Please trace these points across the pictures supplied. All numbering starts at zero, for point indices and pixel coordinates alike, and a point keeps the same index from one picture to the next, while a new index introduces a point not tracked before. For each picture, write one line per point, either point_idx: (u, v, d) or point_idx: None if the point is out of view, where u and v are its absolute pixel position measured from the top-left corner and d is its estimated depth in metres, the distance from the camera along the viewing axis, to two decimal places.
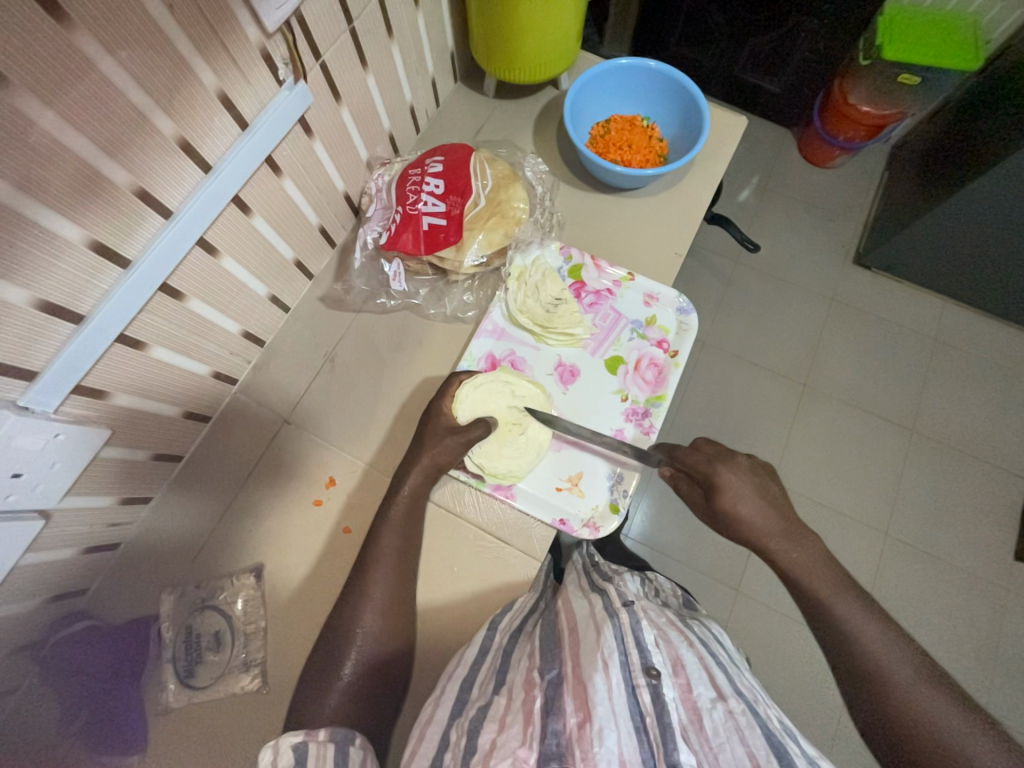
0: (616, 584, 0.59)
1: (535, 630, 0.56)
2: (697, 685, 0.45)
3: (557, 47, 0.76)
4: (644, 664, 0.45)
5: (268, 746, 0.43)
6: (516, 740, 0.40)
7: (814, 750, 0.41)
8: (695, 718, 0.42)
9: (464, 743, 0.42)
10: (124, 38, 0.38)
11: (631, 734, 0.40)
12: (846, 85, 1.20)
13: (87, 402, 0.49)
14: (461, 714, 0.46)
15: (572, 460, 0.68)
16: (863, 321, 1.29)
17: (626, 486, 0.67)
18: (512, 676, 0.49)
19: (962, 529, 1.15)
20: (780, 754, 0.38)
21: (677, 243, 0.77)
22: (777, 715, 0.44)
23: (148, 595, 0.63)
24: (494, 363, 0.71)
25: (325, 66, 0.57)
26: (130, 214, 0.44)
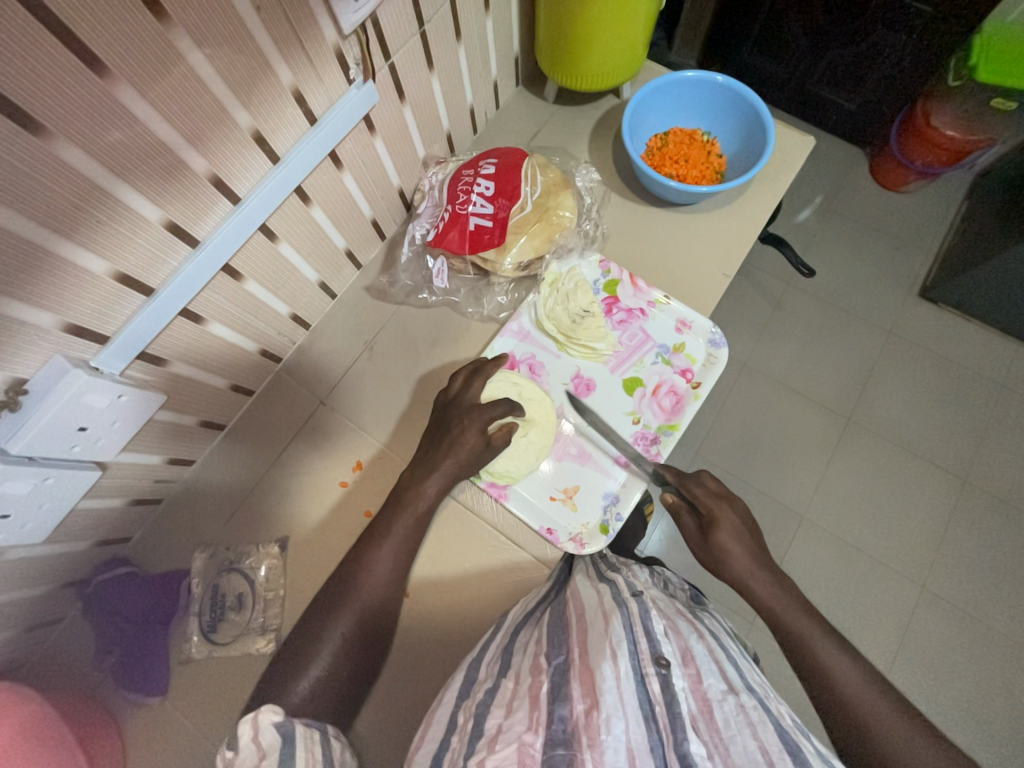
0: (626, 576, 0.60)
1: (546, 617, 0.56)
2: (706, 677, 0.46)
3: (622, 56, 0.75)
4: (653, 654, 0.45)
5: (246, 721, 0.44)
6: (519, 722, 0.41)
7: (828, 750, 0.40)
8: (704, 709, 0.42)
9: (471, 727, 0.42)
10: (213, 35, 0.41)
11: (640, 721, 0.40)
12: (930, 107, 1.13)
13: (148, 367, 0.53)
14: (468, 697, 0.48)
15: (570, 472, 0.68)
16: (922, 358, 1.22)
17: (620, 509, 0.67)
18: (518, 662, 0.50)
19: (1010, 595, 1.07)
20: (795, 752, 0.38)
21: (725, 264, 0.75)
22: (789, 713, 0.44)
23: (181, 552, 0.67)
24: (513, 363, 0.72)
25: (393, 67, 0.59)
26: (203, 198, 0.48)
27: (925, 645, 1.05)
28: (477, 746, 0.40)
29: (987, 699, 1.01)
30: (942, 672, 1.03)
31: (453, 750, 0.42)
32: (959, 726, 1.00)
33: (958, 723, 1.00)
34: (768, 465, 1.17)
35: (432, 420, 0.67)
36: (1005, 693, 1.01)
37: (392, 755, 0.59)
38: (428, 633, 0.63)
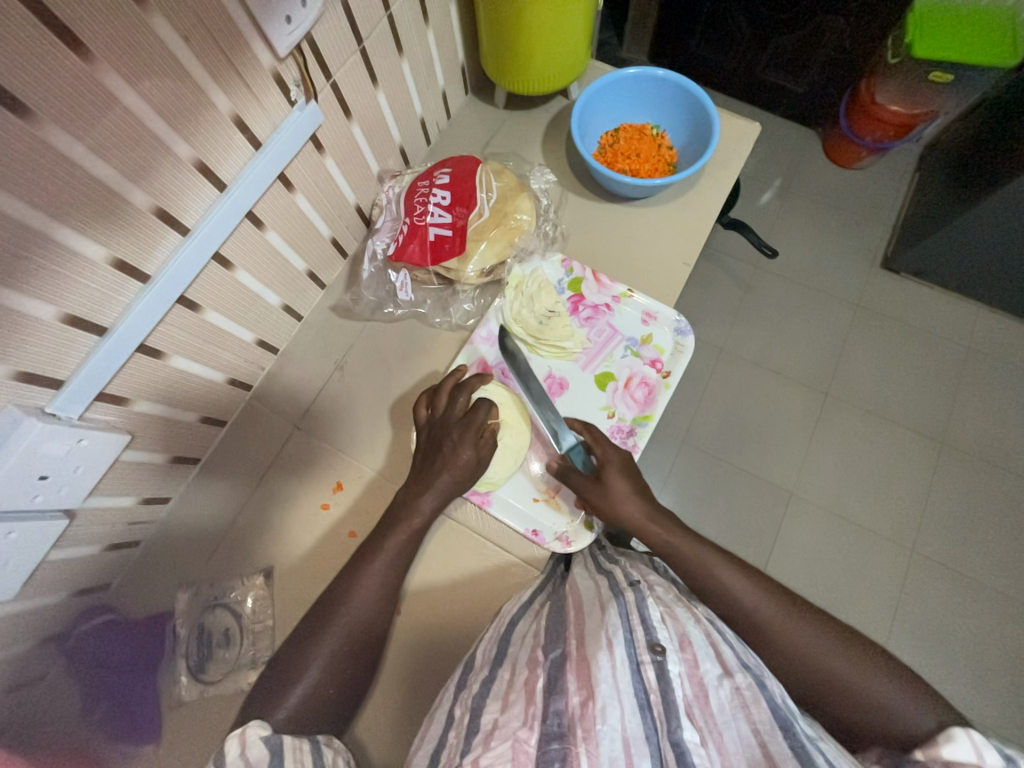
0: (623, 567, 0.60)
1: (546, 612, 0.56)
2: (703, 662, 0.45)
3: (565, 58, 0.76)
4: (648, 641, 0.45)
5: (236, 737, 0.45)
6: (517, 719, 0.41)
7: (814, 731, 0.42)
8: (700, 693, 0.43)
9: (469, 720, 0.43)
10: (142, 69, 0.41)
11: (635, 709, 0.40)
12: (874, 85, 1.17)
13: (112, 408, 0.52)
14: (464, 692, 0.49)
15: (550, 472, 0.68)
16: (888, 327, 1.25)
17: None
18: (514, 652, 0.51)
19: (994, 549, 1.10)
20: (785, 725, 0.39)
21: (685, 253, 0.77)
22: (782, 691, 0.44)
23: (164, 593, 0.65)
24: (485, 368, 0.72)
25: (336, 85, 0.59)
26: (149, 232, 0.47)
27: (917, 606, 1.07)
28: (473, 743, 0.41)
29: (980, 652, 1.04)
30: (935, 631, 1.06)
31: (450, 745, 0.43)
32: (956, 682, 1.03)
33: (955, 679, 1.03)
34: (751, 445, 1.19)
35: (421, 441, 0.66)
36: (997, 645, 1.04)
37: None
38: (422, 647, 0.63)
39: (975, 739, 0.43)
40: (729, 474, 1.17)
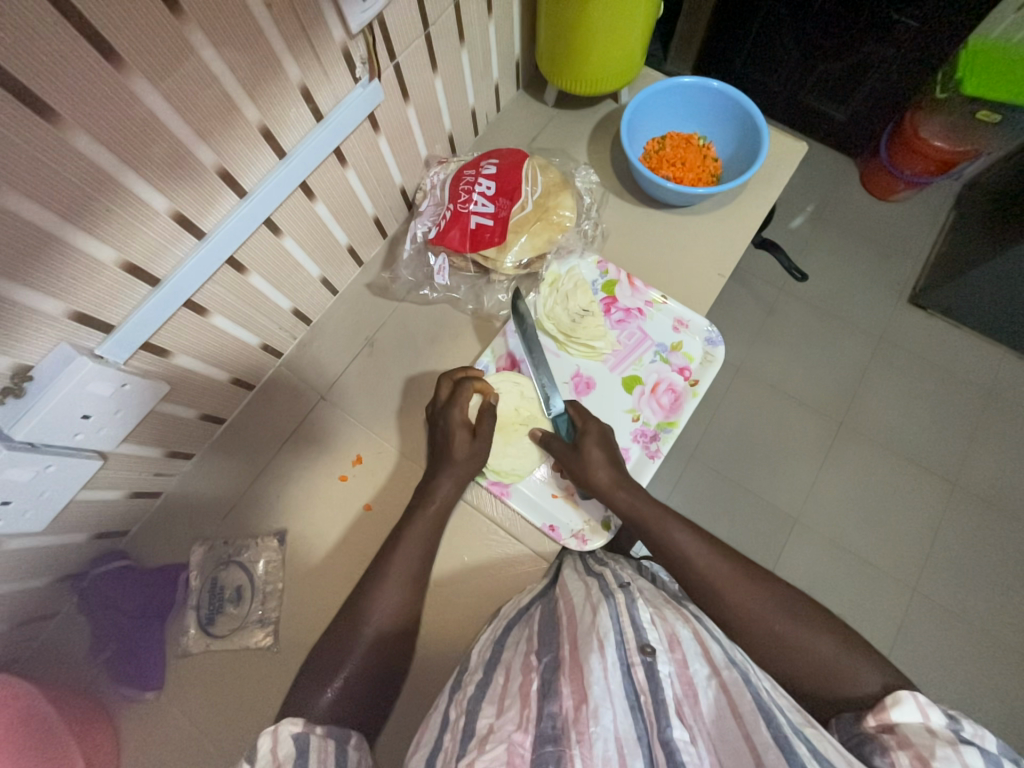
0: (613, 569, 0.60)
1: (536, 614, 0.56)
2: (693, 662, 0.46)
3: (620, 62, 0.77)
4: (639, 642, 0.46)
5: (268, 733, 0.44)
6: (511, 721, 0.41)
7: (800, 718, 0.42)
8: (689, 692, 0.43)
9: (463, 723, 0.43)
10: (226, 32, 0.42)
11: (627, 711, 0.41)
12: (918, 118, 1.17)
13: (153, 359, 0.53)
14: (459, 694, 0.48)
15: None
16: (911, 362, 1.24)
17: None
18: (510, 658, 0.50)
19: (999, 595, 1.09)
20: (768, 714, 0.40)
21: (721, 265, 0.77)
22: (769, 685, 0.45)
23: (179, 545, 0.67)
24: (513, 362, 0.72)
25: (398, 67, 0.61)
26: (210, 190, 0.48)
27: (915, 646, 1.06)
28: (468, 746, 0.40)
29: (978, 700, 1.02)
30: (935, 673, 1.04)
31: (445, 750, 0.41)
32: None
33: None
34: (762, 466, 1.18)
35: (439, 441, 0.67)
36: (994, 695, 1.02)
37: (389, 748, 0.59)
38: (427, 625, 0.63)
39: (917, 699, 0.44)
40: (738, 493, 1.16)
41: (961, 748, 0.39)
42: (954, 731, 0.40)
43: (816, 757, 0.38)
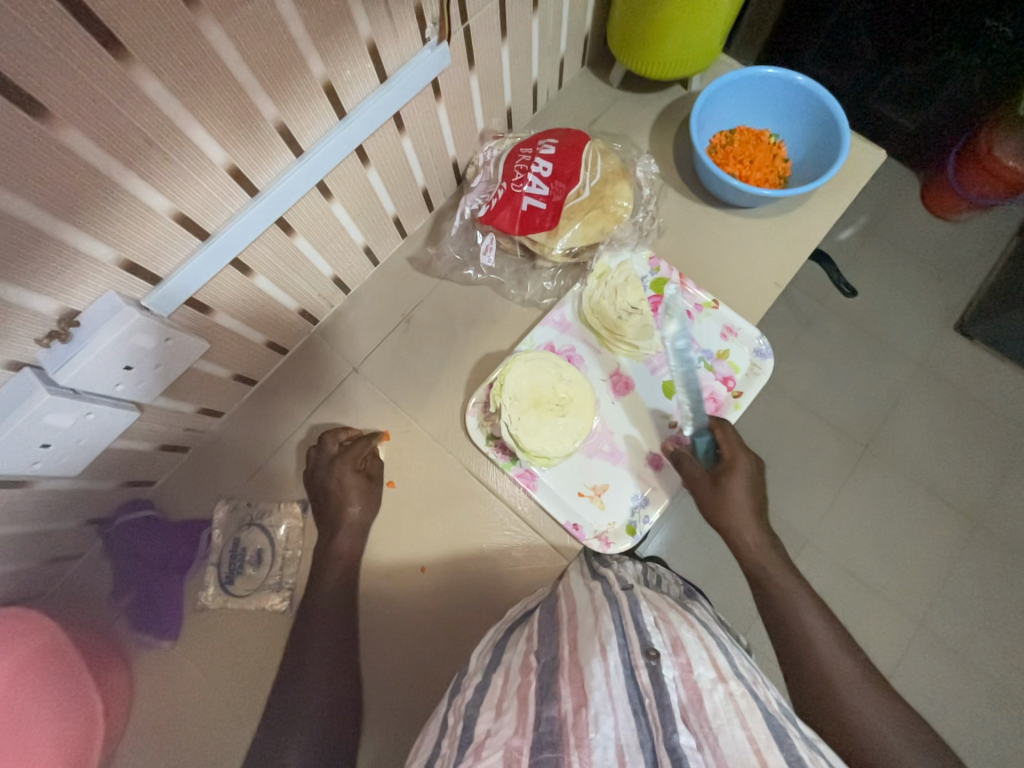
0: (616, 571, 0.59)
1: (538, 614, 0.55)
2: (697, 664, 0.43)
3: (699, 45, 0.72)
4: (643, 646, 0.44)
5: None
6: (506, 726, 0.40)
7: (813, 733, 0.39)
8: (695, 697, 0.40)
9: (460, 734, 0.42)
10: None
11: (629, 716, 0.38)
12: (994, 136, 1.11)
13: (194, 314, 0.52)
14: (458, 695, 0.48)
15: (601, 470, 0.67)
16: (953, 392, 1.19)
17: (649, 511, 0.66)
18: (509, 659, 0.49)
19: (1011, 639, 1.06)
20: (780, 738, 0.37)
21: (779, 273, 0.73)
22: (778, 700, 0.42)
23: (203, 502, 0.67)
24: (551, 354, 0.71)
25: (468, 31, 0.57)
26: (268, 146, 0.47)
27: (918, 681, 1.04)
28: (464, 754, 0.39)
29: (976, 743, 1.00)
30: (934, 708, 1.02)
31: (443, 757, 0.41)
32: None
33: None
34: (783, 482, 1.15)
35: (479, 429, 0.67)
36: (993, 739, 1.01)
37: (390, 722, 0.60)
38: (438, 607, 0.63)
39: None
40: None
41: None
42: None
43: None
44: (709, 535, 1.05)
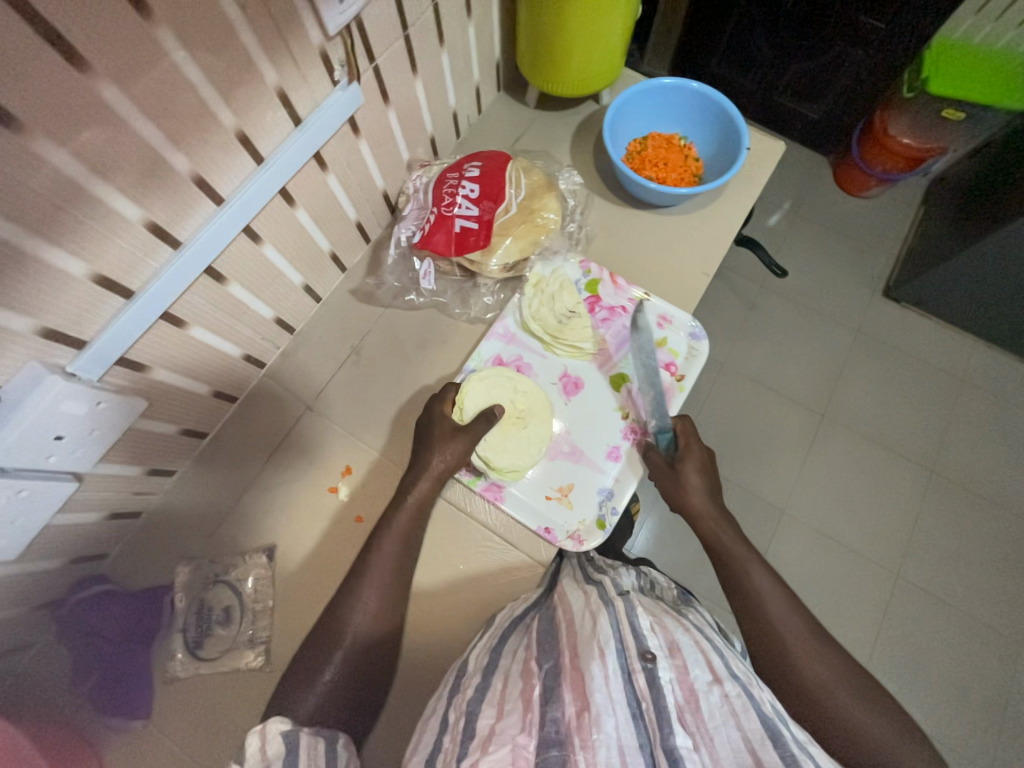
0: (611, 577, 0.59)
1: (535, 624, 0.54)
2: (693, 668, 0.44)
3: (602, 62, 0.77)
4: (640, 649, 0.44)
5: (256, 732, 0.43)
6: (512, 727, 0.39)
7: (807, 736, 0.40)
8: (690, 699, 0.41)
9: (463, 725, 0.41)
10: (203, 39, 0.41)
11: (628, 718, 0.39)
12: (887, 117, 1.20)
13: (127, 373, 0.51)
14: (460, 693, 0.47)
15: (564, 471, 0.68)
16: (887, 354, 1.27)
17: (615, 503, 0.67)
18: (506, 664, 0.49)
19: (977, 577, 1.12)
20: (775, 735, 0.37)
21: (706, 263, 0.78)
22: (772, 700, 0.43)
23: (162, 567, 0.64)
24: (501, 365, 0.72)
25: (378, 69, 0.59)
26: (187, 198, 0.47)
27: (900, 631, 1.09)
28: (469, 747, 0.39)
29: (960, 682, 1.05)
30: (919, 656, 1.07)
31: (445, 751, 0.40)
32: (938, 709, 1.03)
33: (936, 703, 1.04)
34: (749, 460, 1.20)
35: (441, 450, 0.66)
36: (975, 675, 1.05)
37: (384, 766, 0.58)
38: (421, 635, 0.62)
39: None
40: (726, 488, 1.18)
41: None
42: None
43: None
44: (686, 522, 1.08)
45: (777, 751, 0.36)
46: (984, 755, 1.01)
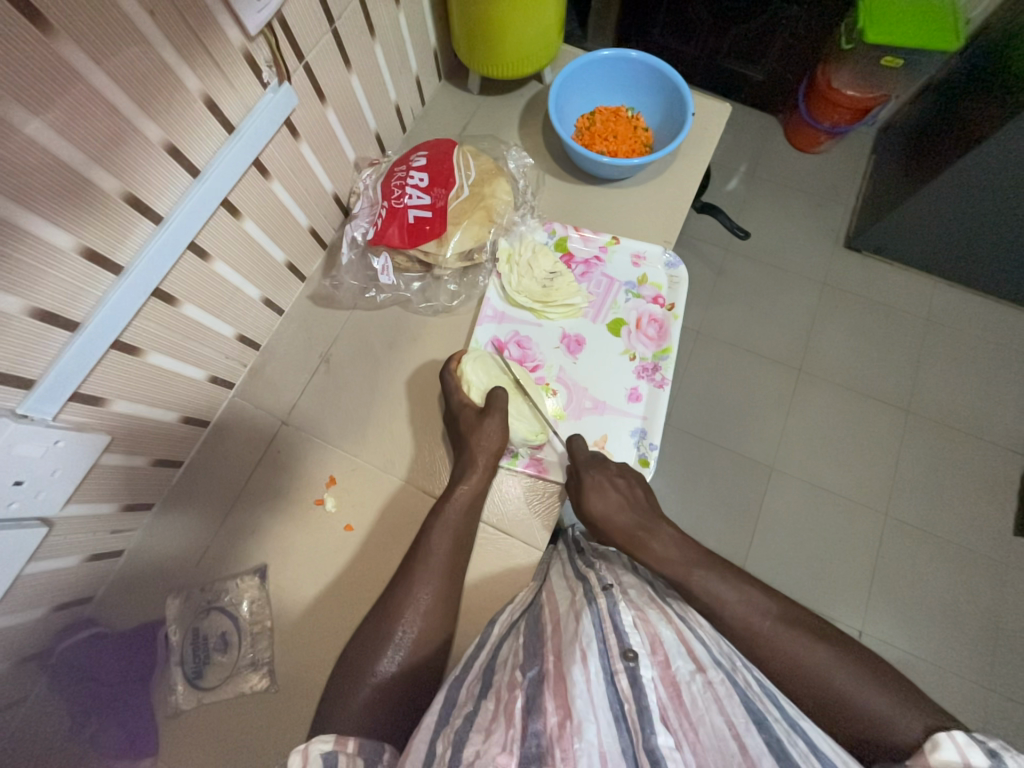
0: (597, 571, 0.59)
1: (523, 624, 0.54)
2: (675, 660, 0.45)
3: (540, 41, 0.76)
4: (621, 648, 0.45)
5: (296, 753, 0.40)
6: (497, 746, 0.37)
7: (795, 711, 0.43)
8: (674, 693, 0.42)
9: (449, 755, 0.37)
10: (110, 51, 0.39)
11: (611, 723, 0.38)
12: (829, 73, 1.21)
13: (87, 409, 0.49)
14: (446, 724, 0.41)
15: (594, 426, 0.70)
16: (854, 303, 1.30)
17: (651, 439, 0.69)
18: (497, 679, 0.46)
19: (960, 507, 1.16)
20: (758, 718, 0.39)
21: (666, 232, 0.78)
22: (756, 681, 0.46)
23: (153, 602, 0.63)
24: (502, 344, 0.73)
25: (308, 67, 0.57)
26: (120, 219, 0.45)
27: (894, 567, 1.12)
28: None
29: (954, 607, 1.09)
30: (913, 588, 1.11)
31: None
32: (936, 635, 1.08)
33: (934, 630, 1.08)
34: (733, 422, 1.22)
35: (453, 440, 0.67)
36: (968, 599, 1.10)
37: None
38: None
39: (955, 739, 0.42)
40: (713, 452, 1.20)
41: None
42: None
43: (814, 753, 0.38)
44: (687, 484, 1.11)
45: (760, 731, 0.38)
46: (983, 673, 1.05)
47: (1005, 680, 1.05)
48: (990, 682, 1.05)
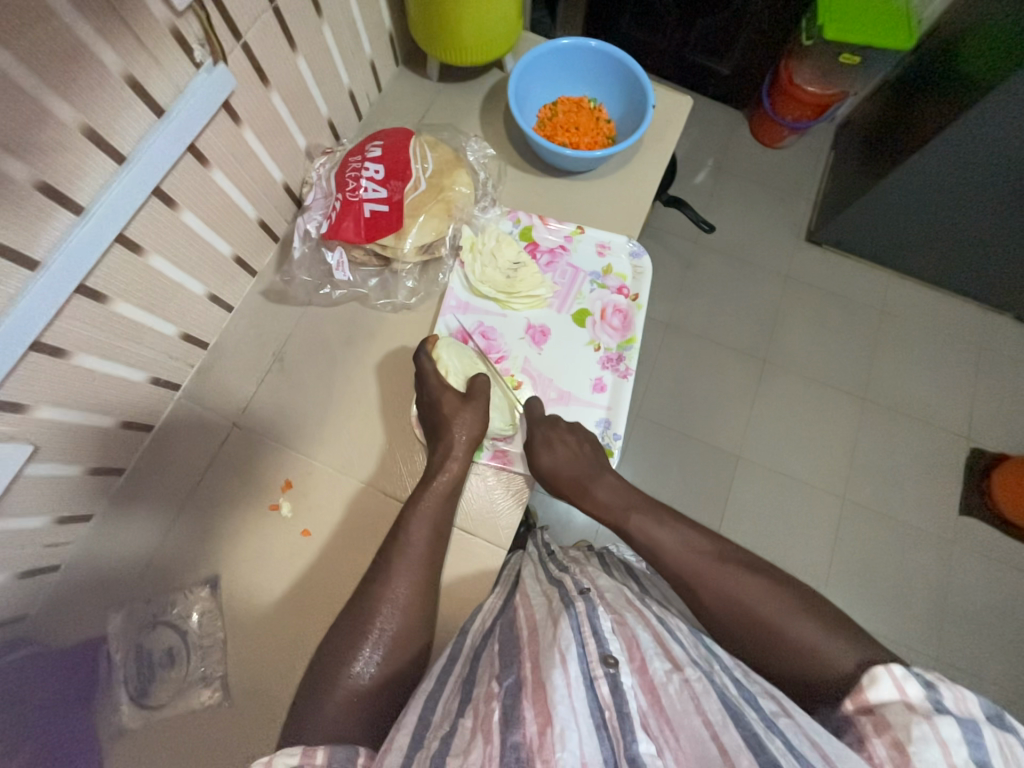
0: (574, 575, 0.59)
1: (498, 629, 0.53)
2: (652, 661, 0.45)
3: (499, 26, 0.73)
4: (601, 654, 0.44)
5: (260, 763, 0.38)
6: (474, 765, 0.36)
7: (774, 706, 0.42)
8: (653, 700, 0.42)
9: None
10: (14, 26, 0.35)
11: (592, 732, 0.38)
12: (792, 67, 1.23)
13: (9, 417, 0.46)
14: (420, 746, 0.39)
15: (559, 417, 0.70)
16: (815, 295, 1.34)
17: (615, 429, 0.69)
18: (476, 692, 0.45)
19: (912, 489, 1.22)
20: (736, 715, 0.39)
21: (628, 225, 0.77)
22: (733, 679, 0.45)
23: (95, 618, 0.59)
24: (466, 336, 0.71)
25: (247, 47, 0.54)
26: (33, 211, 0.41)
27: (851, 549, 1.17)
28: None
29: (905, 584, 1.15)
30: (868, 568, 1.16)
31: None
32: (889, 611, 1.14)
33: (887, 607, 1.14)
34: (700, 413, 1.24)
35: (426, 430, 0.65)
36: (918, 576, 1.16)
37: None
38: None
39: (892, 673, 0.43)
40: (681, 443, 1.22)
41: (936, 721, 0.39)
42: (933, 703, 0.40)
43: (792, 751, 0.37)
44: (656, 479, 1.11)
45: (738, 727, 0.38)
46: (931, 645, 1.12)
47: (950, 651, 1.11)
48: (937, 653, 1.11)
